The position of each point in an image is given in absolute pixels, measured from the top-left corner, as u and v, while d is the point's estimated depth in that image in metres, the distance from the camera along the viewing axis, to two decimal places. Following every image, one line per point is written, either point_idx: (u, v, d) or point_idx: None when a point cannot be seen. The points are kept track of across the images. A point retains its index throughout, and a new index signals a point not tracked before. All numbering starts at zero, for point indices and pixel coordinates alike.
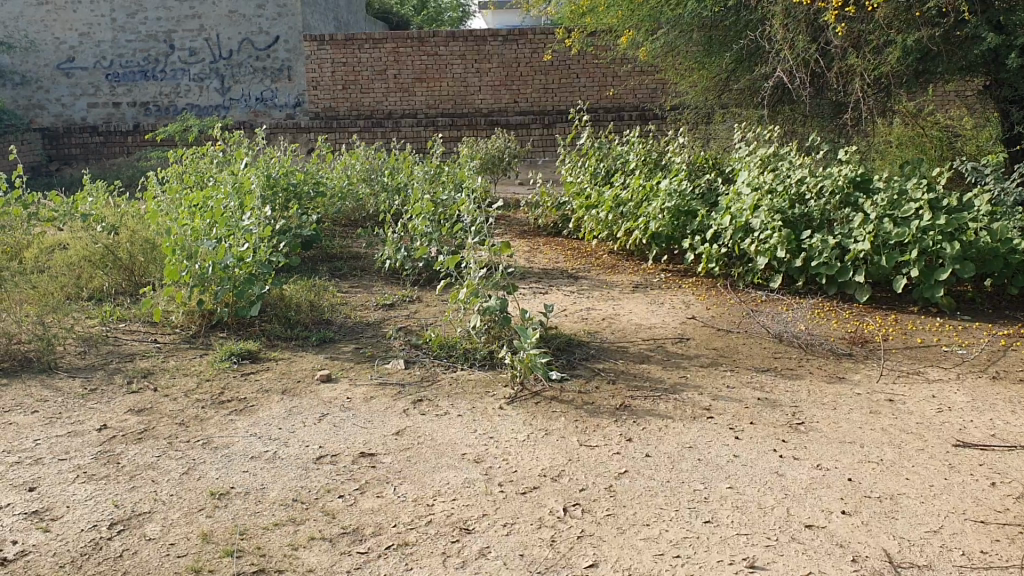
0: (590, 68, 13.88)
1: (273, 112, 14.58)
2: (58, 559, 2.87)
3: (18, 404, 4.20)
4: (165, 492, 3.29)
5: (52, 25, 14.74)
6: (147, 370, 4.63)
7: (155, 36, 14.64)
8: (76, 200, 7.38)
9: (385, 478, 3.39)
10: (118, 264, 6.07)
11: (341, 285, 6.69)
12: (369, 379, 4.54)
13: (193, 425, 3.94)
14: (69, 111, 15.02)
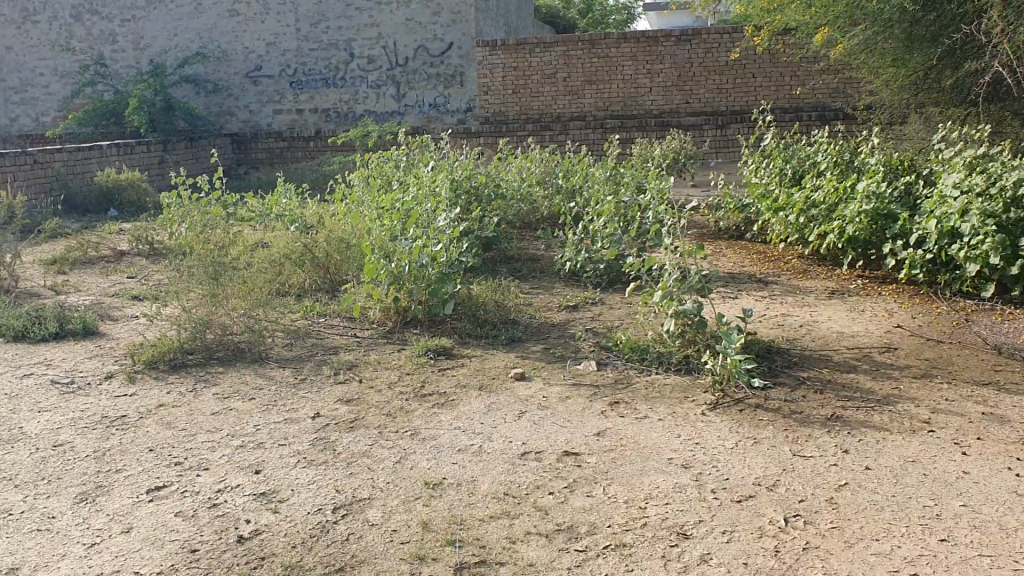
0: (768, 68, 13.56)
1: (446, 117, 14.95)
2: (291, 539, 3.00)
3: (237, 391, 4.45)
4: (382, 480, 3.40)
5: (242, 36, 15.63)
6: (350, 363, 4.82)
7: (336, 45, 15.30)
8: (271, 202, 7.76)
9: (592, 478, 3.38)
10: (316, 262, 6.35)
11: (524, 287, 6.76)
12: (563, 380, 4.55)
13: (400, 416, 4.06)
14: (256, 118, 15.88)
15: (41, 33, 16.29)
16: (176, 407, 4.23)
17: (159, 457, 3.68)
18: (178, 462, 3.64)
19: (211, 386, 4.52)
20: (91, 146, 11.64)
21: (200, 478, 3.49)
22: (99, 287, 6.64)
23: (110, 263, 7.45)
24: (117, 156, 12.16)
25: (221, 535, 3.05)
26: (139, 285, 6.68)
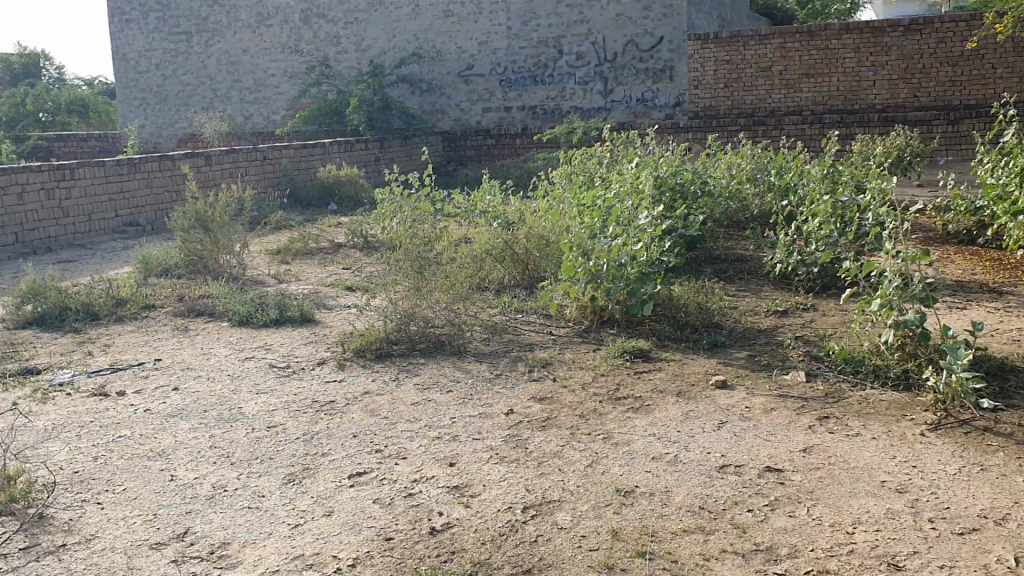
0: (1011, 58, 12.44)
1: (653, 113, 14.77)
2: (482, 535, 3.02)
3: (436, 382, 4.56)
4: (573, 483, 3.38)
5: (456, 35, 16.10)
6: (546, 361, 4.85)
7: (546, 42, 15.45)
8: (477, 198, 7.93)
9: (795, 497, 3.20)
10: (516, 258, 6.44)
11: (728, 289, 6.55)
12: (768, 390, 4.34)
13: (594, 418, 4.04)
14: (467, 115, 16.33)
15: (274, 37, 17.47)
16: (380, 396, 4.38)
17: (361, 444, 3.82)
18: (378, 450, 3.75)
19: (412, 377, 4.65)
20: (316, 144, 12.36)
21: (397, 467, 3.59)
22: (315, 277, 7.02)
23: (326, 255, 7.87)
24: (338, 153, 12.85)
25: (414, 526, 3.11)
26: (352, 276, 7.00)
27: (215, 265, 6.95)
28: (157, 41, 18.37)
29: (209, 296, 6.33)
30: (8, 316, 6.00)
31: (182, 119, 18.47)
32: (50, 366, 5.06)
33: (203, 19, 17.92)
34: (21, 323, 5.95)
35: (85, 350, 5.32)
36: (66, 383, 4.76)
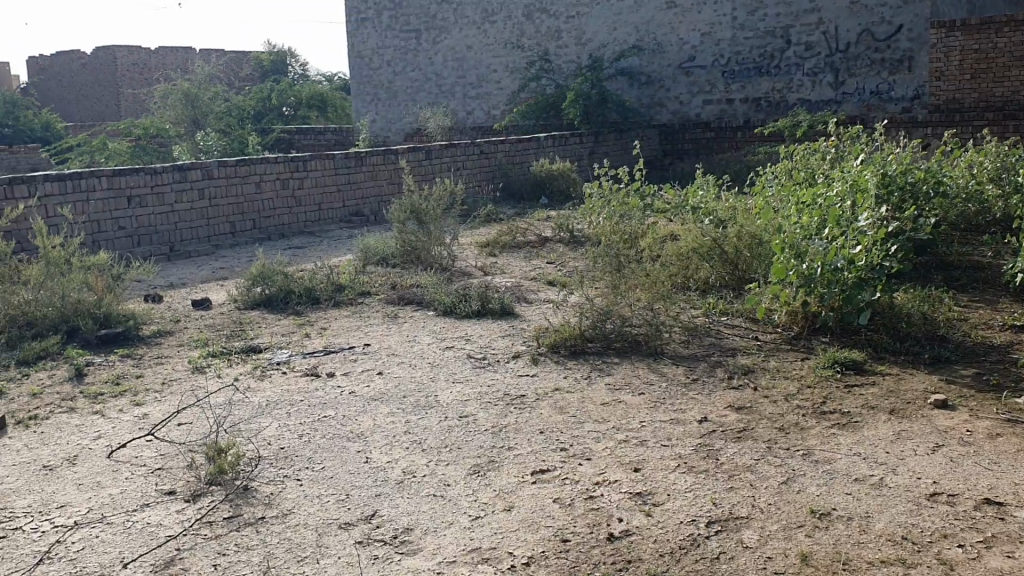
0: None
1: (888, 105, 13.89)
2: (660, 547, 2.94)
3: (629, 383, 4.49)
4: (763, 500, 3.22)
5: (679, 27, 15.82)
6: (747, 368, 4.66)
7: (772, 32, 14.86)
8: (688, 194, 7.73)
9: (1016, 536, 2.89)
10: (724, 259, 6.24)
11: (960, 300, 6.02)
12: (996, 414, 3.93)
13: (794, 433, 3.83)
14: (686, 108, 16.04)
15: (498, 33, 17.88)
16: (571, 393, 4.36)
17: (547, 441, 3.80)
18: (564, 448, 3.73)
19: (606, 376, 4.60)
20: (531, 138, 12.54)
21: (581, 468, 3.55)
22: (521, 271, 7.10)
23: (534, 248, 7.95)
24: (553, 148, 12.98)
25: (593, 530, 3.06)
26: (556, 270, 7.03)
27: (428, 256, 7.11)
28: (389, 39, 19.31)
29: (419, 286, 6.54)
30: (239, 297, 6.49)
31: (410, 113, 19.31)
32: (270, 345, 5.42)
33: (432, 17, 18.63)
34: (250, 304, 6.41)
35: (302, 332, 5.66)
36: (282, 362, 5.08)
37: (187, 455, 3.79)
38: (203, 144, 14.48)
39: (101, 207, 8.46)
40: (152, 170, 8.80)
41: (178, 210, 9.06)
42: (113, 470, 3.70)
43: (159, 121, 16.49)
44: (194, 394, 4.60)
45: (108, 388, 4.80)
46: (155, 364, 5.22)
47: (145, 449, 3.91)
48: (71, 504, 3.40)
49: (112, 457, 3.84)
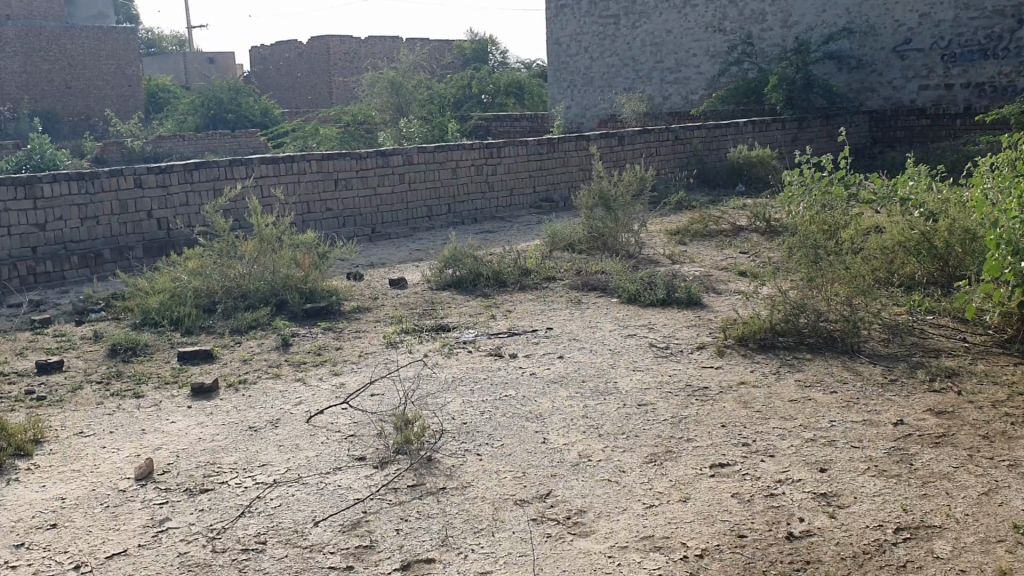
0: None
1: None
2: (841, 550, 2.82)
3: (820, 381, 4.32)
4: (959, 510, 3.02)
5: (895, 7, 14.90)
6: (951, 370, 4.37)
7: (1002, 11, 13.67)
8: (897, 183, 7.30)
9: None
10: (934, 254, 5.85)
11: None
12: None
13: (1001, 442, 3.56)
14: (900, 94, 15.17)
15: (699, 16, 17.48)
16: (757, 388, 4.25)
17: (729, 435, 3.71)
18: (746, 443, 3.63)
19: (795, 372, 4.45)
20: (728, 125, 12.22)
21: (763, 464, 3.44)
22: (711, 260, 6.96)
23: (726, 238, 7.78)
24: (752, 134, 12.61)
25: (771, 528, 2.97)
26: (748, 261, 6.85)
27: (615, 243, 7.11)
28: (588, 25, 19.35)
29: (605, 272, 6.55)
30: (432, 277, 6.75)
31: (606, 99, 19.30)
32: (459, 325, 5.60)
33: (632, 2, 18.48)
34: (442, 285, 6.65)
35: (489, 314, 5.81)
36: (469, 341, 5.24)
37: (376, 425, 4.02)
38: (405, 130, 15.06)
39: (309, 188, 9.02)
40: (358, 155, 9.27)
41: (379, 193, 9.50)
42: (310, 434, 3.98)
43: (365, 108, 17.33)
44: (386, 367, 4.84)
45: (310, 358, 5.16)
46: (352, 338, 5.53)
47: (339, 416, 4.16)
48: (272, 463, 3.69)
49: (311, 422, 4.12)
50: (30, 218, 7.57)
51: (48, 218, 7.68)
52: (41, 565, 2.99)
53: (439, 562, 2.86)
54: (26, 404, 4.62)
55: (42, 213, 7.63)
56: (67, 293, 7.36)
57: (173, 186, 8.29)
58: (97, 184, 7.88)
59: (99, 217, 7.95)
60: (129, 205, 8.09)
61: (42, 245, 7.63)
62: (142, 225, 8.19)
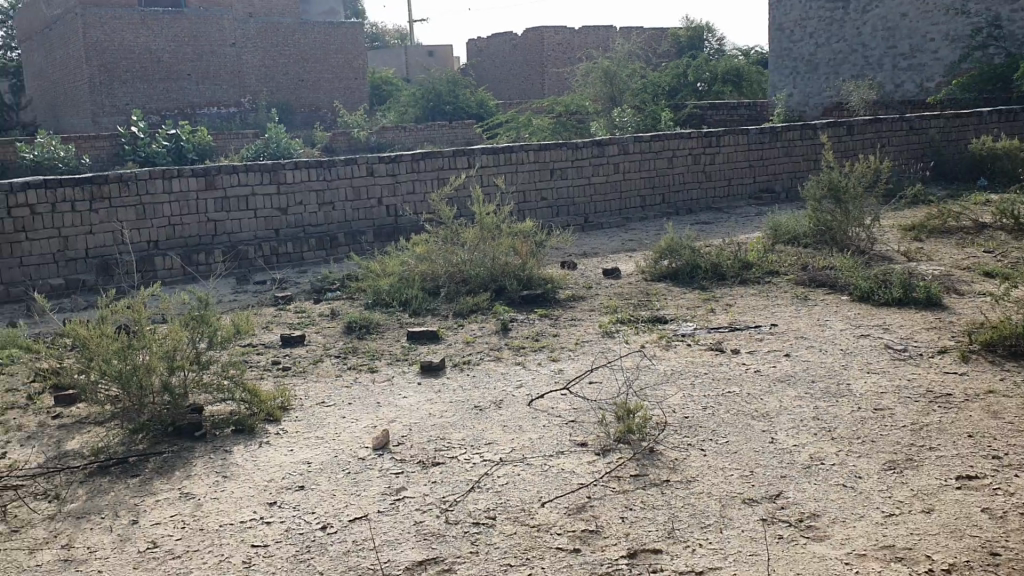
0: None
1: None
2: None
3: None
4: None
5: None
6: None
7: None
8: None
9: None
10: None
11: None
12: None
13: None
14: None
15: None
16: (1008, 398, 3.93)
17: (977, 446, 3.47)
18: (997, 456, 3.37)
19: None
20: (969, 114, 11.45)
21: (1018, 479, 3.19)
22: (952, 259, 6.52)
23: (968, 235, 7.25)
24: (997, 124, 11.68)
25: None
26: (994, 261, 6.35)
27: (844, 238, 6.80)
28: (813, 10, 18.48)
29: (831, 267, 6.28)
30: (647, 269, 6.72)
31: (831, 87, 18.37)
32: (677, 317, 5.55)
33: None
34: (657, 276, 6.60)
35: (708, 307, 5.71)
36: (688, 334, 5.17)
37: (598, 412, 4.07)
38: (619, 120, 15.05)
39: (528, 177, 9.19)
40: (575, 144, 9.36)
41: (595, 182, 9.57)
42: (533, 417, 4.10)
43: (578, 98, 17.48)
44: (605, 355, 4.88)
45: (529, 343, 5.29)
46: (569, 326, 5.60)
47: (560, 401, 4.25)
48: (497, 442, 3.87)
49: (533, 405, 4.24)
50: (274, 202, 8.29)
51: (290, 203, 8.37)
52: (293, 523, 3.34)
53: (665, 553, 2.86)
54: (274, 372, 5.11)
55: (284, 198, 8.33)
56: (305, 272, 7.97)
57: (401, 175, 8.77)
58: (334, 172, 8.50)
59: (335, 203, 8.57)
60: (362, 191, 8.65)
61: (284, 228, 8.36)
62: (374, 211, 8.74)
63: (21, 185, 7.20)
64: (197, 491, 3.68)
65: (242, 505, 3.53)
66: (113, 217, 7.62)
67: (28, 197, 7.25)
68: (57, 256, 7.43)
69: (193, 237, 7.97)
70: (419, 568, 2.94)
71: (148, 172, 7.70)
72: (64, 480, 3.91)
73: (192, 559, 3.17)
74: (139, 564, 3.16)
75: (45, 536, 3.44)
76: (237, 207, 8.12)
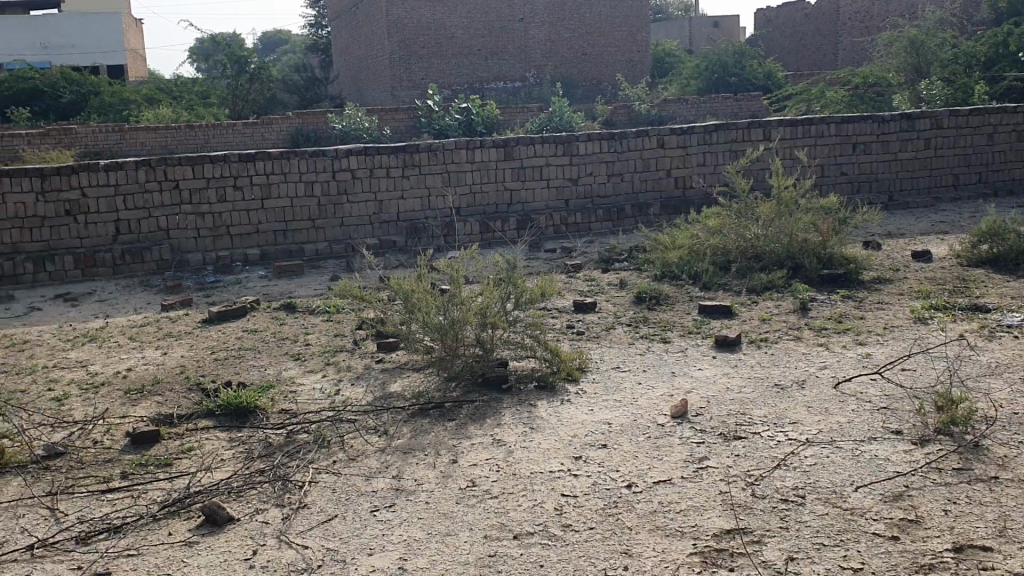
0: None
1: None
2: None
3: None
4: None
5: None
6: None
7: None
8: None
9: None
10: None
11: None
12: None
13: None
14: None
15: None
16: None
17: None
18: None
19: None
20: None
21: None
22: None
23: None
24: None
25: None
26: None
27: None
28: None
29: None
30: (963, 252, 6.28)
31: None
32: (1000, 306, 5.15)
33: None
34: (974, 262, 6.16)
35: None
36: (1013, 325, 4.79)
37: (912, 400, 3.90)
38: (927, 93, 14.03)
39: (825, 151, 8.87)
40: (879, 118, 8.90)
41: (899, 158, 9.07)
42: (840, 400, 4.01)
43: (877, 70, 16.44)
44: (918, 343, 4.63)
45: (831, 325, 5.13)
46: (875, 309, 5.37)
47: (869, 386, 4.12)
48: (802, 422, 3.81)
49: (839, 388, 4.15)
50: (567, 172, 8.63)
51: (582, 173, 8.67)
52: (600, 478, 3.50)
53: (997, 552, 2.72)
54: (570, 335, 5.35)
55: (576, 168, 8.64)
56: (593, 243, 8.22)
57: (692, 147, 8.84)
58: (626, 143, 8.70)
59: (624, 174, 8.79)
60: (651, 163, 8.80)
61: (574, 198, 8.69)
62: (661, 183, 8.87)
63: (346, 151, 7.97)
64: (508, 439, 3.94)
65: (550, 456, 3.74)
66: (422, 183, 8.24)
67: (351, 162, 8.01)
68: (372, 217, 8.17)
69: (491, 204, 8.47)
70: (727, 536, 2.99)
71: (455, 142, 8.24)
72: (389, 418, 4.31)
73: (509, 500, 3.41)
74: (461, 499, 3.44)
75: (378, 466, 3.82)
76: (533, 176, 8.53)
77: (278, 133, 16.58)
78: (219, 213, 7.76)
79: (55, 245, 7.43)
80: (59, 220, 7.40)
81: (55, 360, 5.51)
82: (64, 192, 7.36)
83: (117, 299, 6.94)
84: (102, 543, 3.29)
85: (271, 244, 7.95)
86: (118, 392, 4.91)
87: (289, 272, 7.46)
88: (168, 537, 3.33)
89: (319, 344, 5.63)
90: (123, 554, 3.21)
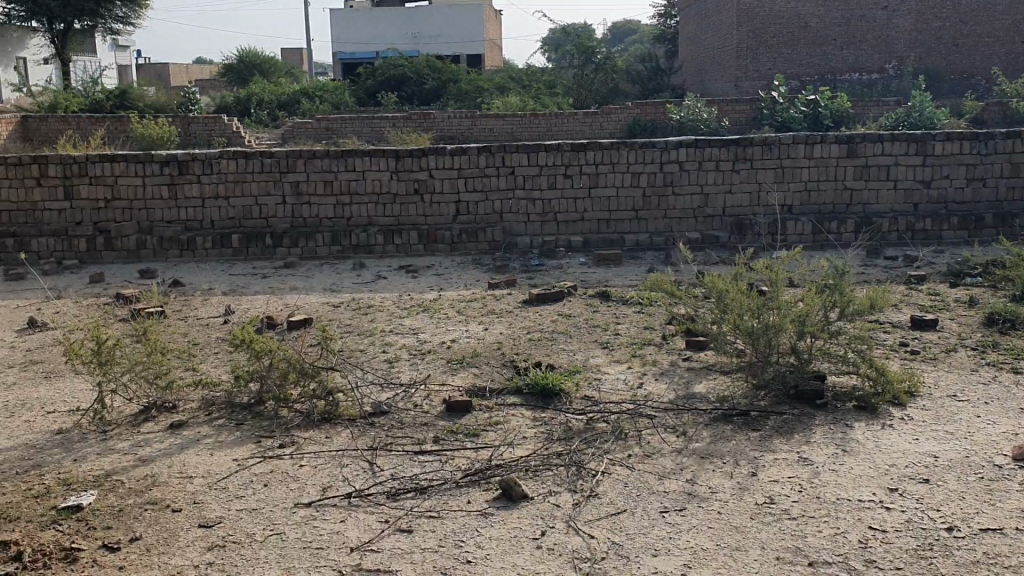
0: None
1: None
2: None
3: None
4: None
5: None
6: None
7: None
8: None
9: None
10: None
11: None
12: None
13: None
14: None
15: None
16: None
17: None
18: None
19: None
20: None
21: None
22: None
23: None
24: None
25: None
26: None
27: None
28: None
29: None
30: None
31: None
32: None
33: None
34: None
35: None
36: None
37: None
38: None
39: None
40: None
41: None
42: None
43: None
44: None
45: None
46: None
47: None
48: None
49: None
50: (917, 174, 7.93)
51: (936, 176, 7.93)
52: (915, 515, 3.17)
53: None
54: (902, 354, 4.90)
55: (928, 171, 7.93)
56: (942, 254, 7.49)
57: None
58: (992, 145, 7.89)
59: (987, 180, 7.96)
60: (1021, 168, 7.93)
61: (924, 203, 7.97)
62: None
63: (677, 144, 7.91)
64: (816, 459, 3.69)
65: (861, 483, 3.44)
66: (753, 178, 7.97)
67: (680, 155, 7.93)
68: (698, 211, 8.05)
69: (827, 204, 8.01)
70: None
71: (793, 137, 7.88)
72: (690, 419, 4.21)
73: (809, 523, 3.19)
74: (756, 515, 3.28)
75: (674, 466, 3.74)
76: (876, 176, 7.94)
77: (616, 123, 16.81)
78: (549, 200, 8.04)
79: (403, 220, 8.11)
80: (409, 197, 8.06)
81: (391, 326, 6.01)
82: (414, 173, 7.99)
83: (451, 274, 7.43)
84: (409, 501, 3.53)
85: (596, 232, 8.10)
86: (440, 361, 5.25)
87: (611, 261, 7.55)
88: (466, 506, 3.49)
89: (630, 335, 5.63)
90: (425, 514, 3.41)
